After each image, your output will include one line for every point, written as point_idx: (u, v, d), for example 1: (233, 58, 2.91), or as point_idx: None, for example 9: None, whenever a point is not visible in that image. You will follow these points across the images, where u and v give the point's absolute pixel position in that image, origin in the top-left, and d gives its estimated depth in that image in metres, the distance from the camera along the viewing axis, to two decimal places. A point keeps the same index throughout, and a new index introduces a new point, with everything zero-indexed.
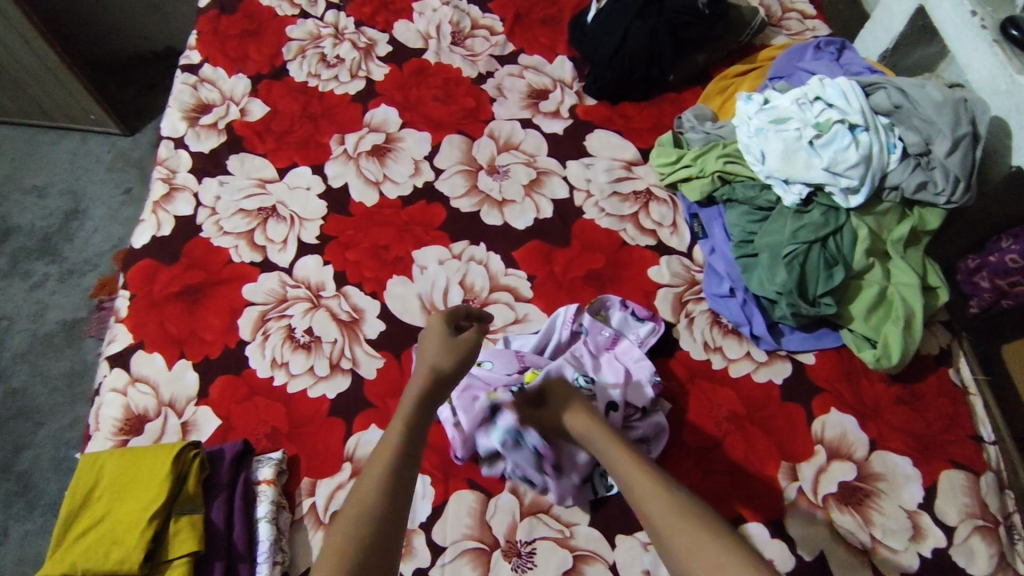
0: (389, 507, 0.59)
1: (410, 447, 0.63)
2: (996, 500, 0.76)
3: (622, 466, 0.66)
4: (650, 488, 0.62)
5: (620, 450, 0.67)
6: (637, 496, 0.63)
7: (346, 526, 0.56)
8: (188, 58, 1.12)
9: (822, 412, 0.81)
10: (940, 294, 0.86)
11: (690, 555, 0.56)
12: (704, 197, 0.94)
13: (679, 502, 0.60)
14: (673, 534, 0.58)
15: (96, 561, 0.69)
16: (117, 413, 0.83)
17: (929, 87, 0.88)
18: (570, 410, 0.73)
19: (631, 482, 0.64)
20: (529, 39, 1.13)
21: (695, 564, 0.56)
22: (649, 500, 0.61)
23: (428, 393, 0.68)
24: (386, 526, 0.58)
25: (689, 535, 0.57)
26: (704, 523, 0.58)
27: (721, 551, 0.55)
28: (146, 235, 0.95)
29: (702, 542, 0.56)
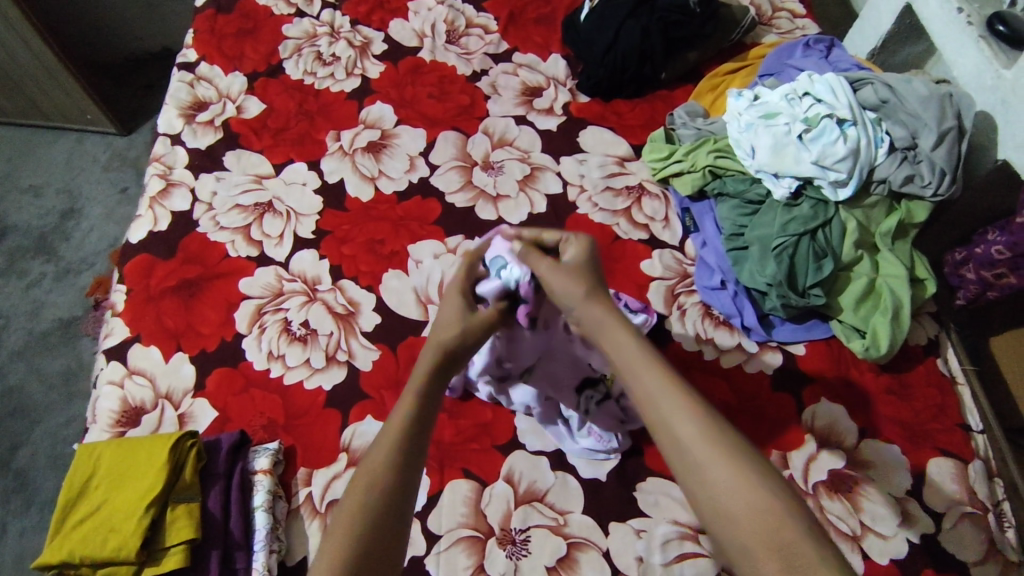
0: (399, 481, 0.53)
1: (424, 416, 0.57)
2: (986, 487, 0.77)
3: (641, 373, 0.56)
4: (677, 405, 0.53)
5: (640, 353, 0.57)
6: (656, 414, 0.54)
7: (356, 502, 0.51)
8: (185, 56, 1.13)
9: (812, 402, 0.82)
10: (927, 286, 0.87)
11: (720, 492, 0.49)
12: (696, 192, 0.96)
13: (710, 428, 0.51)
14: (703, 466, 0.50)
15: (93, 549, 0.69)
16: (114, 405, 0.83)
17: (916, 83, 0.91)
18: (585, 298, 0.63)
19: (649, 395, 0.55)
20: (523, 38, 1.15)
21: (730, 501, 0.48)
22: (674, 419, 0.52)
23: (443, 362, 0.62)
24: (397, 503, 0.53)
25: (723, 471, 0.49)
26: (741, 461, 0.50)
27: (765, 501, 0.47)
28: (143, 230, 0.96)
29: (740, 485, 0.48)
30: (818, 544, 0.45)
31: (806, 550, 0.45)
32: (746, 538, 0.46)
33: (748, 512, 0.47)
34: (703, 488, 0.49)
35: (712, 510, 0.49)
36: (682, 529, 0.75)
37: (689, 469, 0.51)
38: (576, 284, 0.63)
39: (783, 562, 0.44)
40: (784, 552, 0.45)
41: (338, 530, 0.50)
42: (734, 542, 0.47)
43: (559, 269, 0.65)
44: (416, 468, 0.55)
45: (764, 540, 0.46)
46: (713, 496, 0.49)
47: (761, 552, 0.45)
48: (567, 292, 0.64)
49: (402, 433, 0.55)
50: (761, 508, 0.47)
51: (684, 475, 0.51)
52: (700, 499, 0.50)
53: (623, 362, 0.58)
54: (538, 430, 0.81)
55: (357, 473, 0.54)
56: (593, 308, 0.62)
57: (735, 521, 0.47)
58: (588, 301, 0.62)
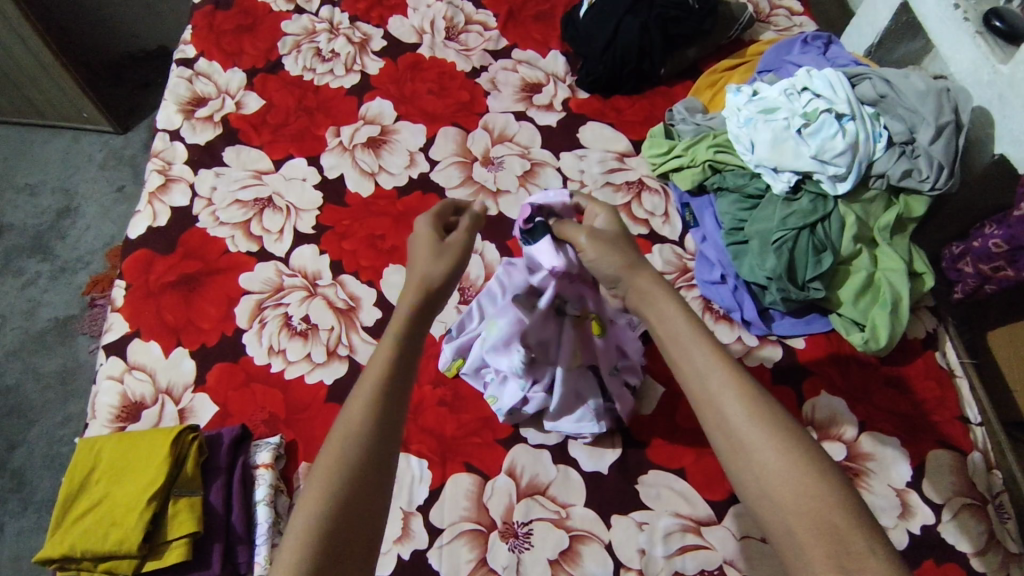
0: (378, 435, 0.50)
1: (403, 364, 0.54)
2: (984, 479, 0.78)
3: (688, 348, 0.54)
4: (725, 384, 0.51)
5: (689, 327, 0.55)
6: (705, 392, 0.52)
7: (332, 458, 0.49)
8: (183, 52, 1.13)
9: (812, 395, 0.82)
10: (925, 279, 0.88)
11: (768, 476, 0.48)
12: (695, 187, 0.97)
13: (760, 410, 0.50)
14: (752, 449, 0.49)
15: (95, 543, 0.69)
16: (113, 400, 0.83)
17: (913, 78, 0.92)
18: (630, 268, 0.60)
19: (696, 373, 0.53)
20: (522, 34, 1.15)
21: (779, 487, 0.47)
22: (722, 399, 0.51)
23: (425, 302, 0.58)
24: (380, 459, 0.50)
25: (774, 455, 0.48)
26: (791, 444, 0.48)
27: (816, 485, 0.46)
28: (142, 226, 0.96)
29: (790, 469, 0.47)
30: (870, 533, 0.45)
31: (857, 540, 0.44)
32: (795, 524, 0.46)
33: (798, 497, 0.46)
34: (752, 469, 0.48)
35: (759, 493, 0.48)
36: (683, 521, 0.75)
37: (737, 450, 0.49)
38: (619, 257, 0.61)
39: (833, 549, 0.44)
40: (835, 539, 0.44)
41: (315, 486, 0.48)
42: (782, 527, 0.46)
43: (597, 240, 0.63)
44: (396, 417, 0.52)
45: (815, 527, 0.45)
46: (761, 479, 0.48)
47: (810, 540, 0.45)
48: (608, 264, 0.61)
49: (380, 382, 0.52)
50: (813, 494, 0.46)
51: (731, 456, 0.50)
52: (748, 481, 0.49)
53: (669, 335, 0.55)
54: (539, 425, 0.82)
55: (335, 427, 0.51)
56: (638, 278, 0.59)
57: (784, 505, 0.46)
58: (631, 275, 0.60)
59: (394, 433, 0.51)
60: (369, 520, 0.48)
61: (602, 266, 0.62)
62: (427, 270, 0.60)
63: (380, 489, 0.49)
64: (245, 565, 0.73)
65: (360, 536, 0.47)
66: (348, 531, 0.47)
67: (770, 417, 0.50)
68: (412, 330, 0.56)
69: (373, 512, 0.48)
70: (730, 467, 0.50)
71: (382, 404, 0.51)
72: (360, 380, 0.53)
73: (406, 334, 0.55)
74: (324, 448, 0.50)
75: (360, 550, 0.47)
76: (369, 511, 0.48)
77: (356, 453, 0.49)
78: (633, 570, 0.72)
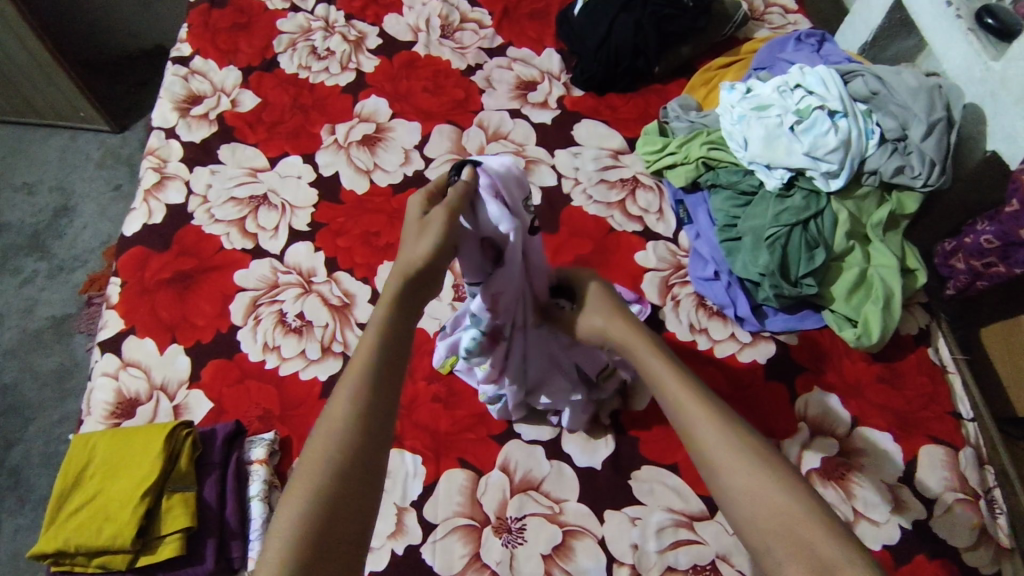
0: (361, 431, 0.50)
1: (387, 357, 0.54)
2: (976, 474, 0.78)
3: (667, 382, 0.58)
4: (701, 412, 0.55)
5: (665, 365, 0.59)
6: (684, 420, 0.55)
7: (316, 456, 0.49)
8: (179, 50, 1.13)
9: (805, 390, 0.83)
10: (918, 276, 0.88)
11: (743, 495, 0.50)
12: (689, 183, 0.96)
13: (734, 432, 0.53)
14: (728, 470, 0.52)
15: (89, 538, 0.69)
16: (108, 397, 0.83)
17: (905, 75, 0.92)
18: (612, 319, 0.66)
19: (676, 404, 0.56)
20: (518, 33, 1.15)
21: (754, 504, 0.50)
22: (698, 425, 0.54)
23: (408, 290, 0.58)
24: (364, 456, 0.50)
25: (747, 474, 0.51)
26: (764, 462, 0.51)
27: (788, 500, 0.49)
28: (137, 223, 0.96)
29: (764, 485, 0.50)
30: (842, 539, 0.46)
31: (830, 548, 0.46)
32: (770, 538, 0.48)
33: (772, 511, 0.49)
34: (730, 490, 0.51)
35: (738, 511, 0.50)
36: (676, 516, 0.75)
37: (715, 472, 0.52)
38: (606, 314, 0.67)
39: (806, 558, 0.46)
40: (808, 548, 0.46)
41: (297, 485, 0.48)
42: (760, 541, 0.48)
43: (587, 307, 0.69)
44: (382, 408, 0.52)
45: (788, 539, 0.47)
46: (738, 496, 0.50)
47: (785, 551, 0.47)
48: (597, 320, 0.67)
49: (363, 377, 0.52)
50: (785, 506, 0.48)
51: (711, 476, 0.53)
52: (727, 501, 0.51)
53: (649, 375, 0.60)
54: (533, 420, 0.82)
55: (319, 426, 0.51)
56: (620, 329, 0.65)
57: (760, 522, 0.49)
58: (613, 326, 0.66)
59: (382, 430, 0.51)
60: (353, 519, 0.48)
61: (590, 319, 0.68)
62: (411, 253, 0.58)
63: (367, 485, 0.49)
64: (239, 561, 0.73)
65: (347, 534, 0.47)
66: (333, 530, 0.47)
67: (743, 440, 0.53)
68: (395, 325, 0.56)
69: (359, 509, 0.48)
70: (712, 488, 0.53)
71: (366, 400, 0.51)
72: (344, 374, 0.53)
73: (387, 324, 0.55)
74: (308, 446, 0.50)
75: (347, 544, 0.47)
76: (355, 509, 0.48)
77: (339, 451, 0.49)
78: (626, 565, 0.73)
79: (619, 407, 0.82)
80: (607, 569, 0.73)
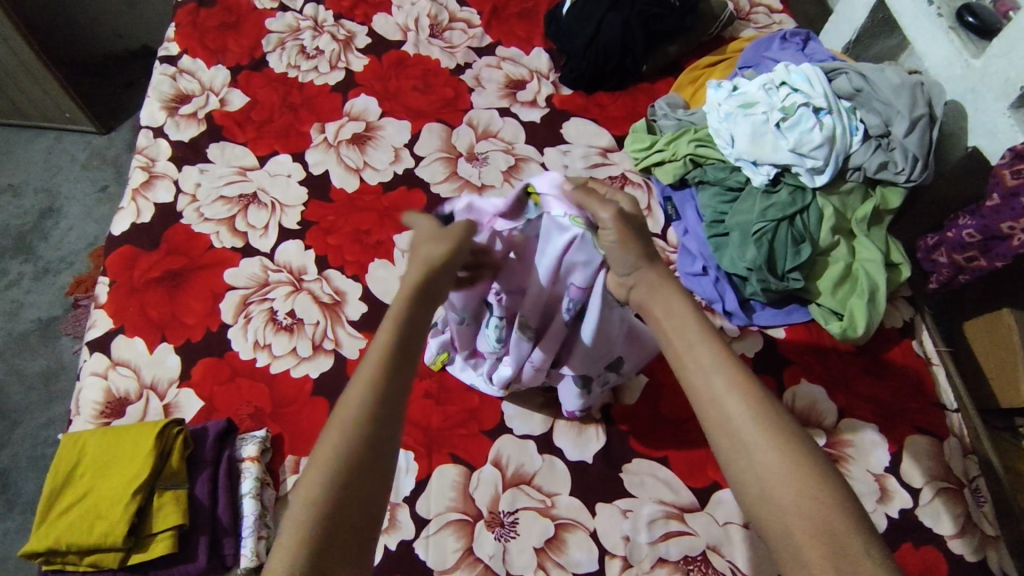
0: (377, 421, 0.50)
1: (402, 356, 0.54)
2: (960, 463, 0.79)
3: (695, 347, 0.55)
4: (731, 384, 0.52)
5: (696, 328, 0.57)
6: (709, 391, 0.53)
7: (333, 443, 0.49)
8: (166, 49, 1.13)
9: (793, 384, 0.84)
10: (902, 270, 0.90)
11: (768, 476, 0.48)
12: (677, 180, 0.98)
13: (763, 410, 0.51)
14: (753, 449, 0.49)
15: (80, 536, 0.69)
16: (97, 396, 0.83)
17: (888, 72, 0.94)
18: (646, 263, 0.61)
19: (702, 372, 0.54)
20: (506, 32, 1.16)
21: (779, 489, 0.47)
22: (726, 398, 0.52)
23: (427, 282, 0.59)
24: (379, 447, 0.50)
25: (775, 456, 0.49)
26: (792, 441, 0.49)
27: (815, 488, 0.47)
28: (125, 222, 0.95)
29: (789, 471, 0.48)
30: (867, 536, 0.45)
31: (854, 542, 0.44)
32: (794, 525, 0.46)
33: (796, 498, 0.46)
34: (755, 472, 0.49)
35: (759, 494, 0.48)
36: (667, 508, 0.76)
37: (738, 450, 0.50)
38: (634, 243, 0.60)
39: (830, 550, 0.44)
40: (832, 540, 0.44)
41: (314, 472, 0.47)
42: (781, 527, 0.46)
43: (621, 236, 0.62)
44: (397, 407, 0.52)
45: (812, 529, 0.45)
46: (762, 479, 0.48)
47: (808, 542, 0.45)
48: (621, 245, 0.60)
49: (381, 369, 0.52)
50: (811, 494, 0.46)
51: (733, 456, 0.50)
52: (748, 480, 0.49)
53: (677, 337, 0.57)
54: (525, 415, 0.82)
55: (336, 412, 0.51)
56: (653, 272, 0.60)
57: (786, 507, 0.47)
58: (645, 267, 0.60)
59: (394, 427, 0.51)
60: (366, 510, 0.48)
61: (614, 237, 0.60)
62: (431, 252, 0.60)
63: (383, 476, 0.49)
64: (231, 558, 0.73)
65: (360, 523, 0.47)
66: (347, 519, 0.47)
67: (771, 420, 0.50)
68: (411, 320, 0.56)
69: (372, 502, 0.48)
70: (729, 467, 0.50)
71: (383, 390, 0.51)
72: (360, 367, 0.53)
73: (404, 323, 0.56)
74: (324, 432, 0.50)
75: (360, 536, 0.47)
76: (368, 499, 0.48)
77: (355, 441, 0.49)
78: (619, 557, 0.73)
79: (610, 400, 0.83)
80: (599, 562, 0.73)
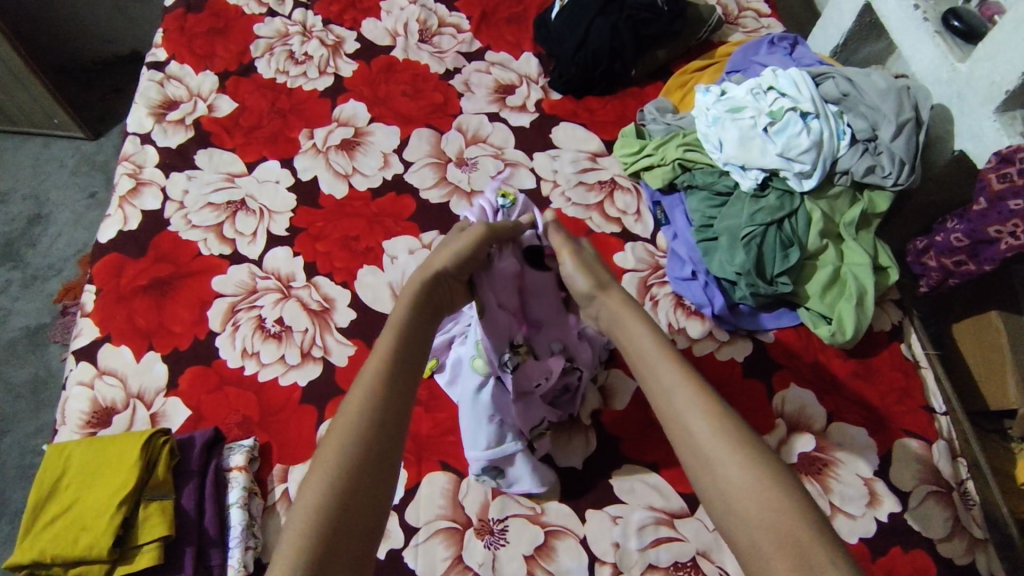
0: (378, 426, 0.50)
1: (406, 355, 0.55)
2: (950, 467, 0.79)
3: (655, 366, 0.55)
4: (690, 400, 0.52)
5: (656, 347, 0.56)
6: (670, 409, 0.52)
7: (333, 447, 0.48)
8: (154, 55, 1.12)
9: (782, 387, 0.84)
10: (890, 273, 0.90)
11: (731, 491, 0.47)
12: (666, 185, 0.98)
13: (723, 423, 0.50)
14: (716, 465, 0.48)
15: (65, 549, 0.68)
16: (84, 406, 0.82)
17: (874, 77, 0.95)
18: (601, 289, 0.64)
19: (664, 391, 0.53)
20: (496, 37, 1.16)
21: (742, 502, 0.46)
22: (687, 415, 0.51)
23: (426, 288, 0.62)
24: (379, 453, 0.49)
25: (738, 470, 0.48)
26: (751, 454, 0.48)
27: (777, 500, 0.46)
28: (113, 230, 0.95)
29: (752, 482, 0.47)
30: (832, 546, 0.43)
31: (818, 551, 0.43)
32: (759, 537, 0.45)
33: (759, 511, 0.46)
34: (720, 487, 0.48)
35: (726, 509, 0.47)
36: (657, 514, 0.76)
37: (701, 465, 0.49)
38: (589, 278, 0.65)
39: (795, 561, 0.43)
40: (796, 552, 0.43)
41: (313, 474, 0.47)
42: (747, 540, 0.45)
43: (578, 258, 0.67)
44: (397, 410, 0.52)
45: (778, 541, 0.44)
46: (727, 494, 0.47)
47: (774, 552, 0.44)
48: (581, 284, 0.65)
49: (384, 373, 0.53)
50: (773, 507, 0.45)
51: (699, 472, 0.49)
52: (713, 497, 0.48)
53: (638, 355, 0.57)
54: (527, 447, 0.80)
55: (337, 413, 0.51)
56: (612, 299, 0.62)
57: (751, 522, 0.46)
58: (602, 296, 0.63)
59: (394, 430, 0.51)
60: (366, 521, 0.47)
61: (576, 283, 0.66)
62: (437, 257, 0.64)
63: (381, 480, 0.49)
64: (218, 568, 0.72)
65: (360, 531, 0.46)
66: (349, 526, 0.46)
67: (729, 435, 0.50)
68: (410, 323, 0.58)
69: (371, 513, 0.47)
70: (696, 483, 0.50)
71: (383, 394, 0.52)
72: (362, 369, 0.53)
73: (405, 325, 0.57)
74: (325, 438, 0.49)
75: (359, 539, 0.46)
76: (370, 506, 0.47)
77: (356, 449, 0.48)
78: (608, 564, 0.73)
79: (600, 406, 0.83)
80: (589, 568, 0.73)
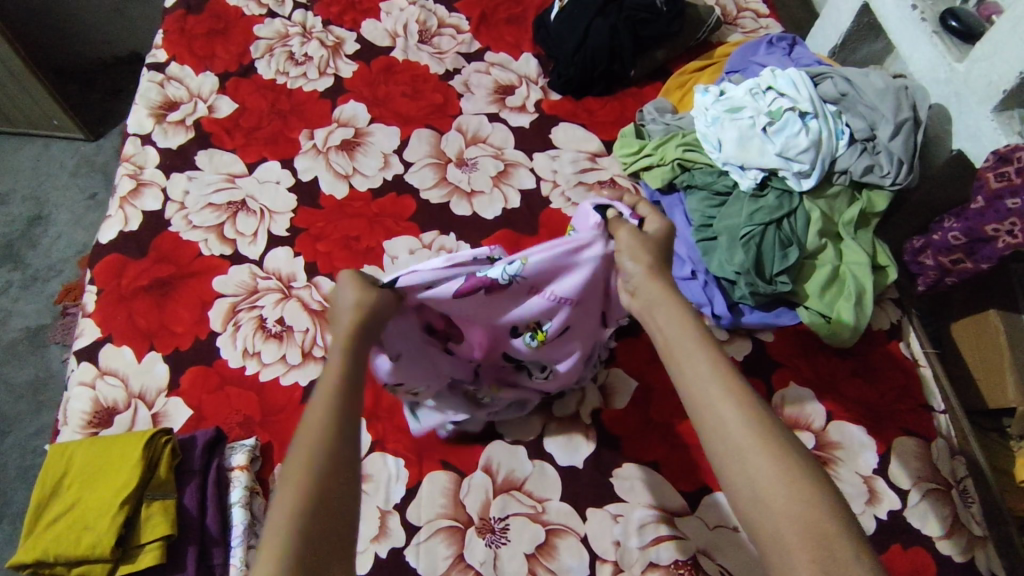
0: (333, 474, 0.48)
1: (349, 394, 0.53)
2: (949, 465, 0.80)
3: (692, 355, 0.54)
4: (723, 388, 0.52)
5: (691, 334, 0.56)
6: (703, 396, 0.52)
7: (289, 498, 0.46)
8: (154, 57, 1.12)
9: (781, 386, 0.84)
10: (889, 272, 0.90)
11: (760, 481, 0.47)
12: (666, 185, 0.99)
13: (755, 412, 0.50)
14: (747, 456, 0.48)
15: (67, 549, 0.69)
16: (85, 406, 0.82)
17: (873, 77, 0.95)
18: (646, 270, 0.62)
19: (698, 380, 0.53)
20: (495, 38, 1.16)
21: (771, 492, 0.47)
22: (720, 403, 0.51)
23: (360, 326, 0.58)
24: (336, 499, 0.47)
25: (770, 461, 0.48)
26: (783, 447, 0.48)
27: (809, 494, 0.46)
28: (113, 231, 0.95)
29: (782, 476, 0.47)
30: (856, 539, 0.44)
31: (841, 545, 0.44)
32: (782, 527, 0.45)
33: (788, 502, 0.46)
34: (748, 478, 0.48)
35: (751, 498, 0.47)
36: (658, 512, 0.76)
37: (731, 454, 0.49)
38: (645, 256, 0.63)
39: (819, 555, 0.43)
40: (820, 545, 0.44)
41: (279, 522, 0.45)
42: (771, 530, 0.46)
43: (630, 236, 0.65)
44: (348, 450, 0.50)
45: (802, 533, 0.44)
46: (754, 484, 0.47)
47: (798, 545, 0.44)
48: (634, 261, 0.63)
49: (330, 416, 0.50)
50: (802, 499, 0.46)
51: (726, 460, 0.49)
52: (739, 485, 0.48)
53: (672, 341, 0.56)
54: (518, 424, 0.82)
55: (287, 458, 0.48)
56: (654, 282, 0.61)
57: (778, 512, 0.46)
58: (646, 275, 0.62)
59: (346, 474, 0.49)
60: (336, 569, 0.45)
61: (628, 259, 0.63)
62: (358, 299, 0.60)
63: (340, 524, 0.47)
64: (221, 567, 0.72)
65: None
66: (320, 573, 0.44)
67: (763, 429, 0.49)
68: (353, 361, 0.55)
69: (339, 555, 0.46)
70: (722, 471, 0.50)
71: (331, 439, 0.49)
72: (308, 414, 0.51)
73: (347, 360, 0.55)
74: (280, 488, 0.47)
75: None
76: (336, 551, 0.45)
77: (313, 499, 0.46)
78: (609, 562, 0.73)
79: (599, 405, 0.84)
80: (590, 566, 0.73)
